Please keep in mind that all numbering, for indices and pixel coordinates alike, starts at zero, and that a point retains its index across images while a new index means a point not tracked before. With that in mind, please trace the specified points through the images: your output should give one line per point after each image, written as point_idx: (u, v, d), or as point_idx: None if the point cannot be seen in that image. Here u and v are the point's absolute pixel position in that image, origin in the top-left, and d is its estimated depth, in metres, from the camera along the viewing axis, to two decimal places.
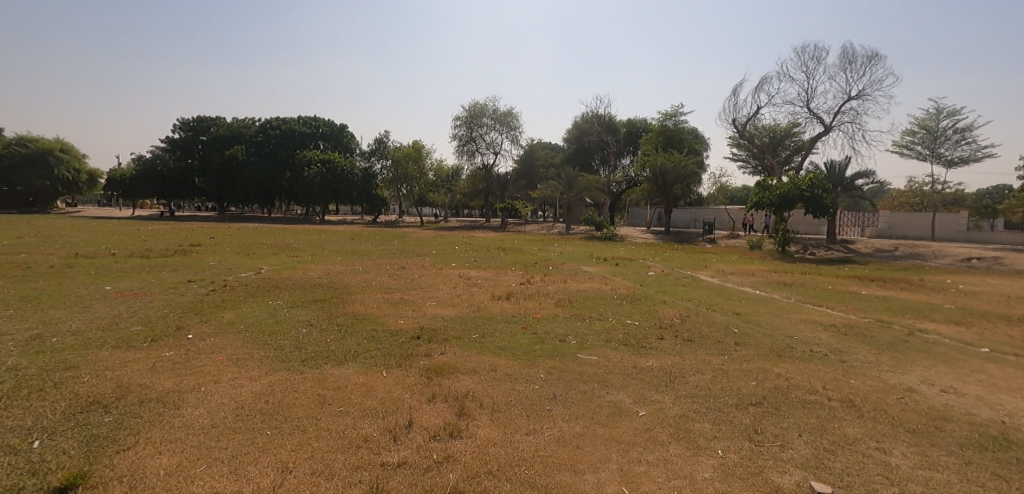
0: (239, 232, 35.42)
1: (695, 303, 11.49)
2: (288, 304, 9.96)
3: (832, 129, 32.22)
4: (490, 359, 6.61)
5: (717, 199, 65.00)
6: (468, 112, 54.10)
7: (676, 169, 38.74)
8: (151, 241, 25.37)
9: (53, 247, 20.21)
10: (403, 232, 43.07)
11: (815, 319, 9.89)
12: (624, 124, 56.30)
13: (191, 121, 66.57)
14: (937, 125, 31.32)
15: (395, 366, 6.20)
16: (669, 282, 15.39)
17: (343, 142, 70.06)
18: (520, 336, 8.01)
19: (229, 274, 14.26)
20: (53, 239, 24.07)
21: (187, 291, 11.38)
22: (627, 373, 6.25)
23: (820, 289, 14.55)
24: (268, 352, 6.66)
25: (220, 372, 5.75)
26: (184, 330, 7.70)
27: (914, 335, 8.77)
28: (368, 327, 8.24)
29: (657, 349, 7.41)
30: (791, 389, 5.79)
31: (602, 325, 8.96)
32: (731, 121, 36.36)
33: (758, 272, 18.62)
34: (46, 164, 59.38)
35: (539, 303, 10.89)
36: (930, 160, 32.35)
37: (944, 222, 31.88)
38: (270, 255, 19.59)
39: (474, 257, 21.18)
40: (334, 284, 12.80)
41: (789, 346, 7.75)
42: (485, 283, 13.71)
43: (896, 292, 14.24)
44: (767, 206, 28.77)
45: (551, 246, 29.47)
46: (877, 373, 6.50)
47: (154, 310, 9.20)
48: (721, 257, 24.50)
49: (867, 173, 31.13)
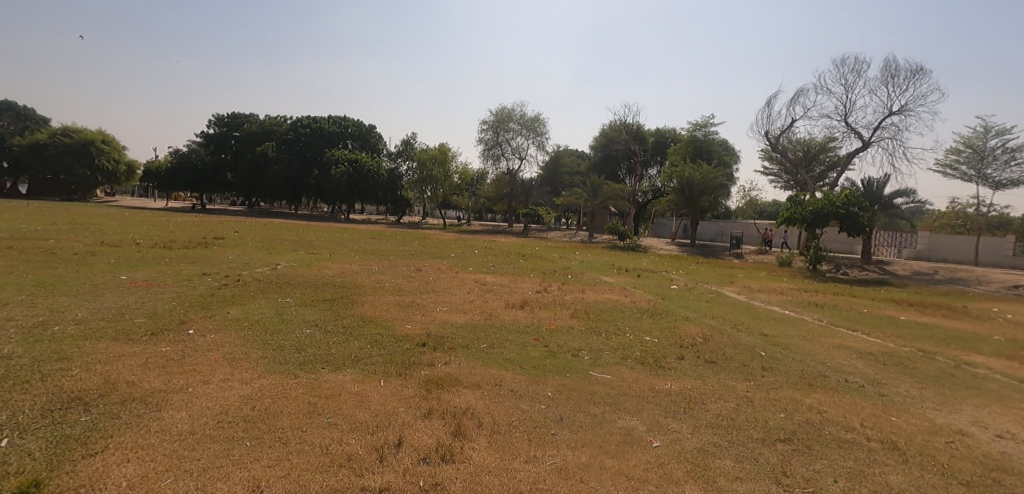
0: (266, 227, 36.00)
1: (719, 321, 10.87)
2: (297, 302, 9.79)
3: (871, 145, 30.94)
4: (496, 372, 6.22)
5: (745, 212, 63.32)
6: (495, 117, 54.09)
7: (704, 181, 37.83)
8: (179, 232, 25.89)
9: (85, 234, 20.75)
10: (425, 233, 43.15)
11: (849, 345, 9.18)
12: (652, 133, 55.40)
13: (225, 117, 68.30)
14: (985, 144, 29.69)
15: (396, 375, 5.87)
16: (692, 297, 14.72)
17: (371, 142, 70.96)
18: (531, 348, 7.58)
19: (245, 268, 14.27)
20: (87, 227, 24.77)
21: (200, 284, 11.36)
22: (642, 396, 5.76)
23: (854, 311, 13.70)
24: (266, 353, 6.43)
25: (212, 372, 5.55)
26: (187, 324, 7.57)
27: (961, 369, 8.00)
28: (374, 330, 7.96)
29: (676, 370, 6.88)
30: (824, 424, 5.21)
31: (619, 340, 8.47)
32: (763, 133, 35.34)
33: (787, 291, 17.77)
34: (88, 155, 61.88)
35: (554, 314, 10.45)
36: (976, 181, 30.67)
37: (988, 247, 30.16)
38: (289, 251, 19.65)
39: (492, 262, 20.89)
40: (347, 283, 12.62)
41: (822, 375, 7.10)
42: (500, 290, 13.34)
43: (938, 319, 13.30)
44: (799, 222, 27.66)
45: (571, 253, 28.96)
46: (921, 411, 5.85)
47: (164, 302, 9.15)
48: (748, 273, 23.62)
49: (907, 192, 29.71)
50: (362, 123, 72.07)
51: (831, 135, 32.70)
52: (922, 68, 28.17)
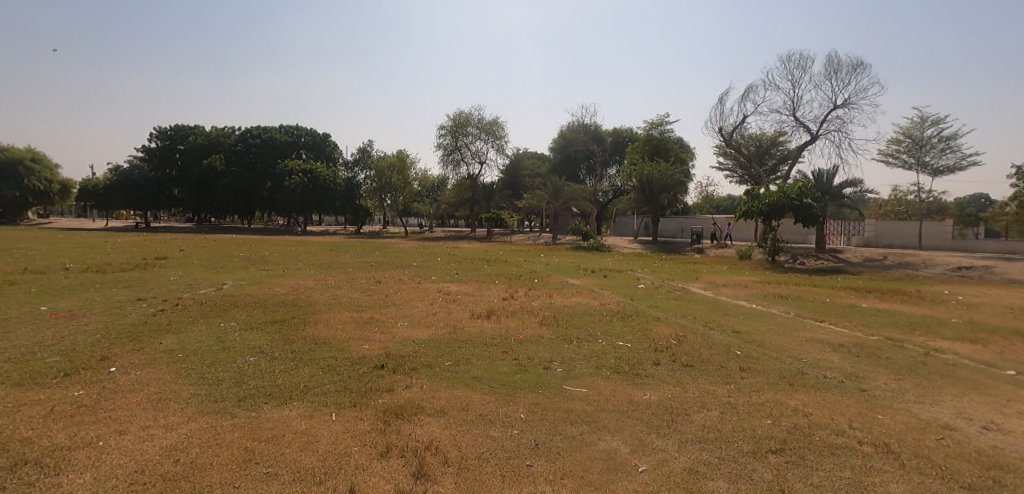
0: (215, 243, 34.08)
1: (690, 320, 10.68)
2: (241, 327, 8.90)
3: (819, 138, 32.15)
4: (463, 394, 5.70)
5: (703, 208, 64.88)
6: (452, 121, 53.38)
7: (663, 178, 38.34)
8: (116, 254, 24.04)
9: (5, 262, 18.90)
10: (386, 243, 41.96)
11: (820, 337, 9.12)
12: (610, 133, 56.21)
13: (168, 130, 64.16)
14: (922, 133, 31.32)
15: (351, 405, 5.25)
16: (661, 296, 14.55)
17: (327, 151, 69.02)
18: (500, 363, 7.06)
19: (187, 290, 13.14)
20: (10, 253, 22.65)
21: (132, 311, 10.24)
22: (622, 411, 5.33)
23: (818, 301, 13.88)
24: (201, 389, 5.64)
25: (133, 419, 4.71)
26: (109, 361, 6.59)
27: (932, 356, 8.03)
28: (326, 354, 7.26)
29: (653, 378, 6.52)
30: (812, 429, 4.96)
31: (591, 348, 8.06)
32: (717, 130, 36.19)
33: (751, 284, 17.94)
34: (15, 175, 57.21)
35: (523, 322, 9.96)
36: (916, 169, 32.30)
37: (930, 230, 31.77)
38: (238, 269, 18.44)
39: (456, 270, 20.31)
40: (300, 301, 11.72)
41: (801, 372, 6.92)
42: (465, 299, 12.74)
43: (897, 305, 13.63)
44: (756, 215, 28.27)
45: (537, 257, 28.66)
46: (904, 406, 5.71)
47: (87, 335, 8.04)
48: (711, 268, 23.94)
49: (855, 182, 30.97)
50: (316, 131, 70.00)
51: (781, 129, 33.80)
52: (862, 63, 29.46)
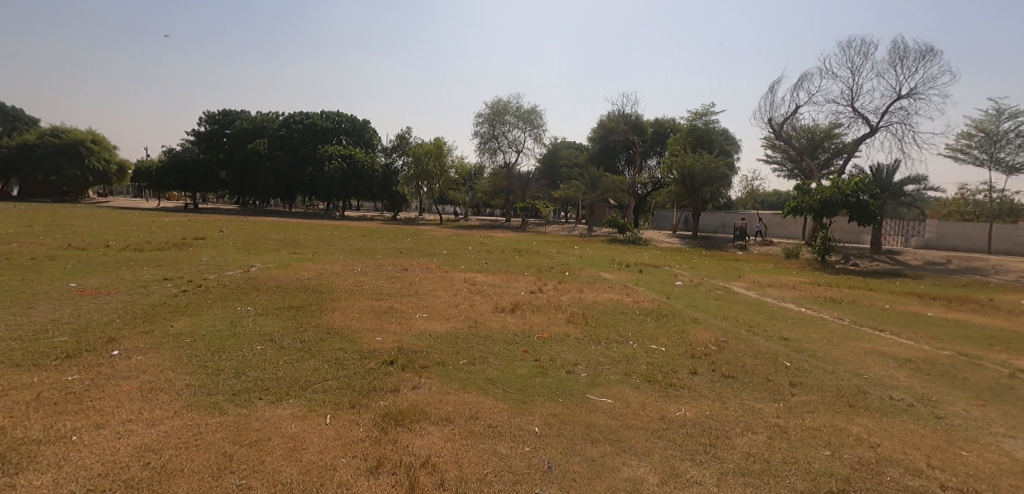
0: (254, 225, 34.97)
1: (732, 324, 9.78)
2: (257, 312, 8.67)
3: (879, 130, 29.77)
4: (473, 398, 5.17)
5: (746, 203, 62.01)
6: (490, 109, 52.80)
7: (705, 171, 36.60)
8: (160, 232, 24.83)
9: (56, 237, 19.69)
10: (419, 229, 42.04)
11: (882, 350, 8.07)
12: (651, 123, 54.27)
13: (217, 114, 66.76)
14: (998, 127, 28.49)
15: (351, 406, 4.79)
16: (699, 295, 13.58)
17: (366, 138, 69.74)
18: (519, 364, 6.46)
19: (215, 272, 13.12)
20: (64, 229, 23.60)
21: (155, 291, 10.21)
22: (652, 430, 4.64)
23: (875, 308, 12.59)
24: (197, 380, 5.32)
25: (117, 411, 4.41)
26: (115, 343, 6.42)
27: (1018, 378, 6.93)
28: (336, 345, 6.86)
29: (689, 390, 5.78)
30: (883, 466, 4.13)
31: (621, 351, 7.34)
32: (766, 121, 34.11)
33: (799, 285, 16.65)
34: (78, 155, 60.62)
35: (548, 319, 9.33)
36: (989, 166, 29.53)
37: (1001, 233, 29.00)
38: (269, 252, 18.55)
39: (486, 259, 19.82)
40: (321, 287, 11.48)
41: (862, 392, 6.02)
42: (490, 291, 12.18)
43: (968, 315, 12.19)
44: (806, 211, 26.43)
45: (570, 249, 27.74)
46: (995, 441, 4.78)
47: (103, 315, 7.98)
48: (755, 266, 22.60)
49: (919, 178, 28.60)
50: (356, 118, 70.68)
51: (837, 120, 31.56)
52: (933, 49, 26.92)
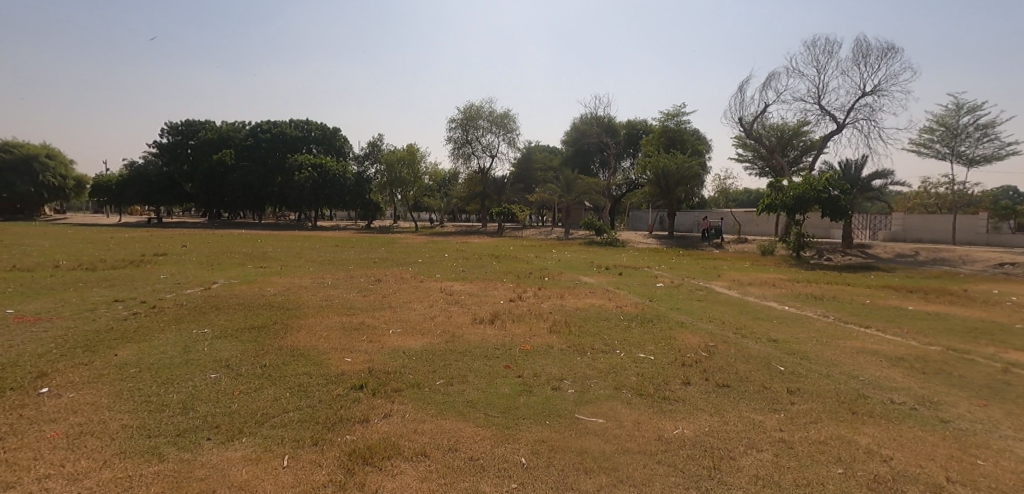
0: (221, 238, 33.59)
1: (718, 326, 9.51)
2: (214, 334, 7.93)
3: (846, 127, 30.47)
4: (452, 425, 4.66)
5: (719, 202, 62.89)
6: (463, 114, 52.27)
7: (679, 171, 36.80)
8: (117, 250, 23.50)
9: (0, 258, 18.36)
10: (394, 238, 41.16)
11: (873, 349, 7.86)
12: (624, 125, 54.66)
13: (179, 125, 64.39)
14: (957, 121, 29.44)
15: (313, 444, 4.23)
16: (682, 297, 13.31)
17: (336, 146, 68.25)
18: (500, 382, 5.97)
19: (173, 290, 12.27)
20: (11, 249, 22.09)
21: (102, 315, 9.34)
22: (650, 454, 4.22)
23: (856, 303, 12.55)
24: (137, 419, 4.63)
25: (33, 465, 3.72)
26: (47, 379, 5.65)
27: (1011, 373, 6.79)
28: (299, 370, 6.25)
29: (684, 404, 5.41)
30: (901, 483, 3.80)
31: (608, 362, 6.94)
32: (737, 120, 34.54)
33: (779, 282, 16.62)
34: (30, 170, 57.48)
35: (530, 329, 8.88)
36: (950, 159, 30.48)
37: (963, 224, 29.88)
38: (234, 266, 17.65)
39: (463, 267, 19.31)
40: (287, 303, 10.76)
41: (862, 396, 5.75)
42: (468, 301, 11.65)
43: (947, 307, 12.24)
44: (780, 208, 26.68)
45: (548, 252, 27.41)
46: (1007, 446, 4.53)
47: (38, 345, 7.13)
48: (733, 264, 22.66)
49: (885, 173, 29.31)
50: (326, 126, 69.14)
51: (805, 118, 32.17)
52: (894, 47, 27.70)
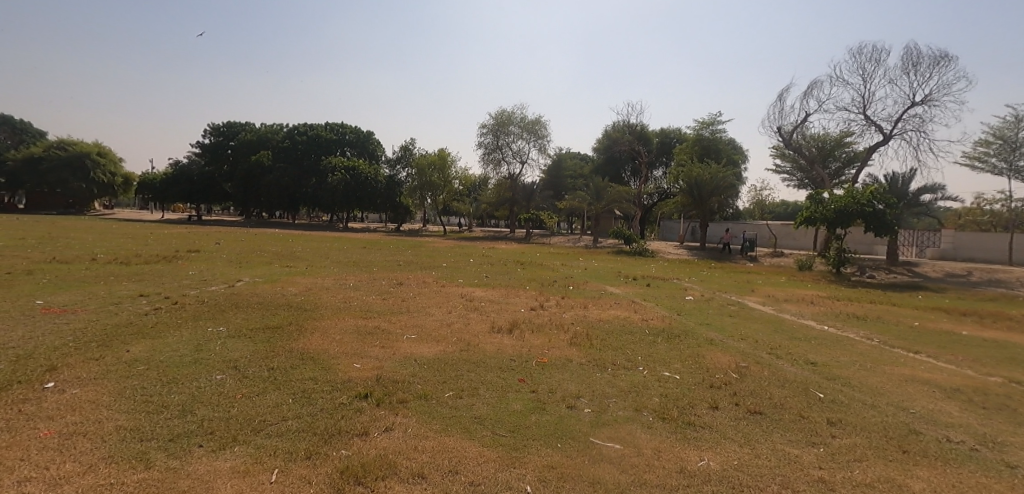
0: (254, 237, 34.35)
1: (751, 345, 8.90)
2: (228, 333, 7.87)
3: (892, 138, 28.93)
4: (455, 444, 4.35)
5: (754, 214, 60.82)
6: (495, 120, 52.33)
7: (713, 181, 35.71)
8: (154, 245, 24.20)
9: (44, 250, 19.06)
10: (421, 241, 41.23)
11: (924, 378, 7.15)
12: (657, 133, 53.67)
13: (221, 126, 66.64)
14: (1017, 134, 27.49)
15: (306, 457, 3.97)
16: (712, 311, 12.65)
17: (369, 149, 69.48)
18: (513, 398, 5.61)
19: (196, 287, 12.37)
20: (57, 242, 22.95)
21: (125, 309, 9.47)
22: (671, 488, 3.80)
23: (905, 326, 11.59)
24: (134, 420, 4.50)
25: (18, 466, 3.60)
26: (55, 373, 5.63)
27: None
28: (306, 375, 6.06)
29: (711, 431, 4.94)
30: None
31: (629, 380, 6.49)
32: (775, 129, 33.27)
33: (818, 300, 15.70)
34: (83, 167, 59.77)
35: (549, 340, 8.50)
36: (1008, 174, 28.52)
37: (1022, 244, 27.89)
38: (261, 265, 17.84)
39: (487, 273, 19.02)
40: (305, 304, 10.67)
41: (913, 432, 5.14)
42: (487, 308, 11.36)
43: (1007, 333, 11.23)
44: (819, 221, 25.44)
45: (575, 261, 26.83)
46: None
47: (56, 338, 7.20)
48: (768, 279, 21.67)
49: (935, 188, 27.66)
50: (360, 130, 70.47)
51: (848, 128, 30.73)
52: (947, 54, 26.16)
